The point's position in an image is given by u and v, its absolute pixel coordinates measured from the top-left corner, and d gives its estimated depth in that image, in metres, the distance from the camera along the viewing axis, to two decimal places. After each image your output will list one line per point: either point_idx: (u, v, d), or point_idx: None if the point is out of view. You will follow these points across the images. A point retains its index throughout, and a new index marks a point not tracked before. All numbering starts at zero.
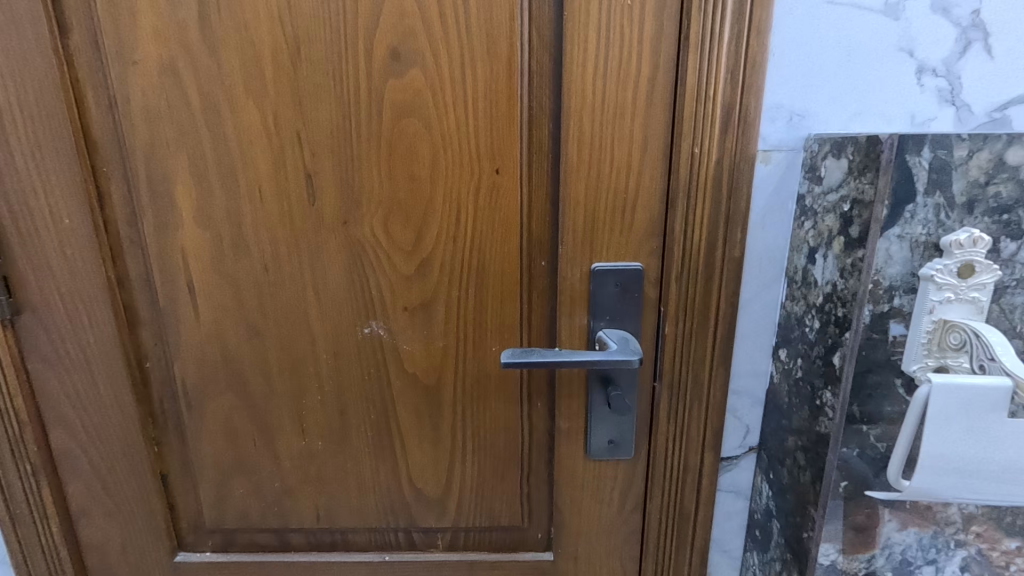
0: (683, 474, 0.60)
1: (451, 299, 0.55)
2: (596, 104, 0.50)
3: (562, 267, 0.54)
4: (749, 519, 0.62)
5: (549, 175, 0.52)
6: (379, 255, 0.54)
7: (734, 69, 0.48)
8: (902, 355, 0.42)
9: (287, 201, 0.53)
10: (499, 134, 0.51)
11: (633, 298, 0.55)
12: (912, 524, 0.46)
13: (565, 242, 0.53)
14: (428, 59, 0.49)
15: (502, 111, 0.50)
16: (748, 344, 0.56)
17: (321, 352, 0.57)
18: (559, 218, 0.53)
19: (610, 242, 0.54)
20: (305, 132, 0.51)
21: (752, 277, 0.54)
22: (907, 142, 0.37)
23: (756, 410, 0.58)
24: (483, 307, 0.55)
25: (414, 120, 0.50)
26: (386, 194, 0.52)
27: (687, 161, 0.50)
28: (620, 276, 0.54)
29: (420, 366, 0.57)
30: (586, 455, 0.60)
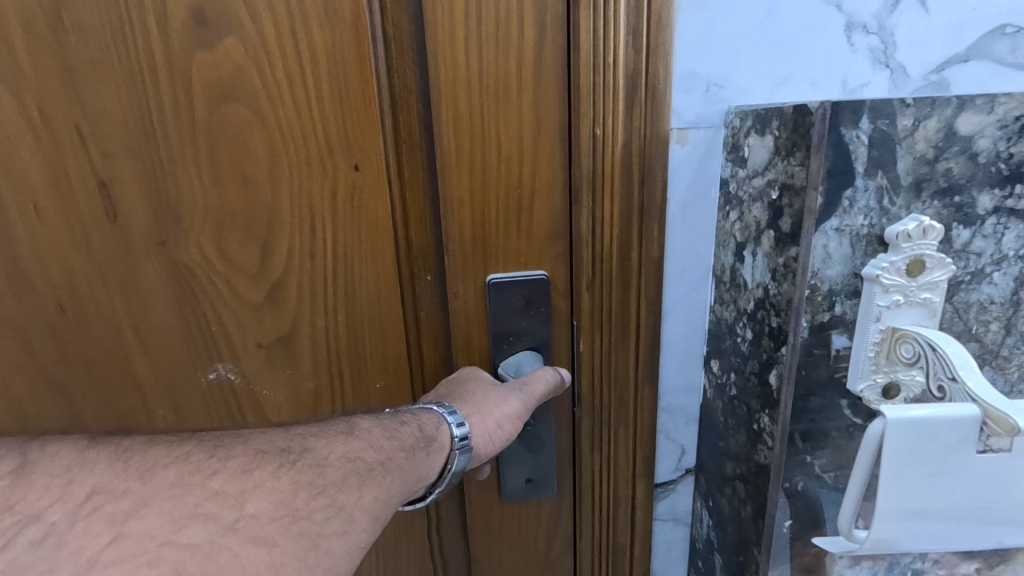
0: (614, 509, 0.52)
1: (316, 331, 0.44)
2: (472, 78, 0.40)
3: (452, 283, 0.45)
4: (690, 547, 0.55)
5: (425, 169, 0.42)
6: (213, 284, 0.42)
7: (636, 29, 0.39)
8: (847, 372, 0.34)
9: (77, 219, 0.40)
10: (352, 121, 0.40)
11: (539, 313, 0.46)
12: (865, 559, 0.40)
13: (452, 252, 0.44)
14: (244, 20, 0.36)
15: (355, 92, 0.39)
16: (675, 356, 0.48)
17: (157, 409, 0.45)
18: (442, 222, 0.43)
19: (507, 249, 0.44)
20: (88, 126, 0.38)
21: (675, 279, 0.46)
22: (842, 112, 0.29)
23: (691, 428, 0.51)
24: (359, 336, 0.45)
25: (236, 105, 0.38)
26: (212, 204, 0.40)
27: (590, 145, 0.41)
28: (522, 288, 0.45)
29: (288, 415, 0.47)
30: (501, 497, 0.52)
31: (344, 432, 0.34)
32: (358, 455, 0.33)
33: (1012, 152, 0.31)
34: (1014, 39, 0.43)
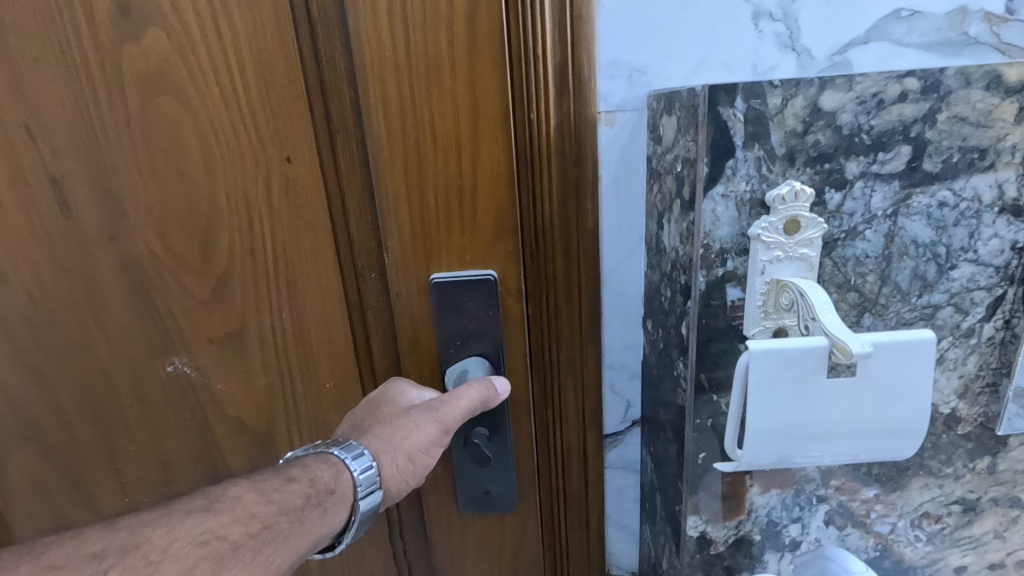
0: (567, 459, 0.58)
1: (261, 327, 0.50)
2: (400, 71, 0.43)
3: (393, 280, 0.49)
4: (641, 492, 0.61)
5: (359, 159, 0.46)
6: (167, 279, 0.48)
7: (562, 22, 0.44)
8: (743, 319, 0.40)
9: (35, 210, 0.46)
10: (292, 121, 0.44)
11: (491, 314, 0.49)
12: (774, 486, 0.45)
13: (394, 251, 0.48)
14: (173, 20, 0.41)
15: (297, 91, 0.44)
16: (616, 317, 0.54)
17: (128, 389, 0.52)
18: (381, 217, 0.47)
19: (448, 243, 0.48)
20: (34, 124, 0.44)
21: (611, 247, 0.52)
22: (718, 93, 0.35)
23: (634, 383, 0.56)
24: (311, 320, 0.50)
25: (165, 96, 0.43)
26: (148, 190, 0.46)
27: (525, 128, 0.45)
28: (468, 289, 0.49)
29: (243, 408, 0.53)
30: (460, 508, 0.58)
31: (201, 509, 0.36)
32: (220, 535, 0.35)
33: (872, 124, 0.36)
34: (910, 21, 0.47)
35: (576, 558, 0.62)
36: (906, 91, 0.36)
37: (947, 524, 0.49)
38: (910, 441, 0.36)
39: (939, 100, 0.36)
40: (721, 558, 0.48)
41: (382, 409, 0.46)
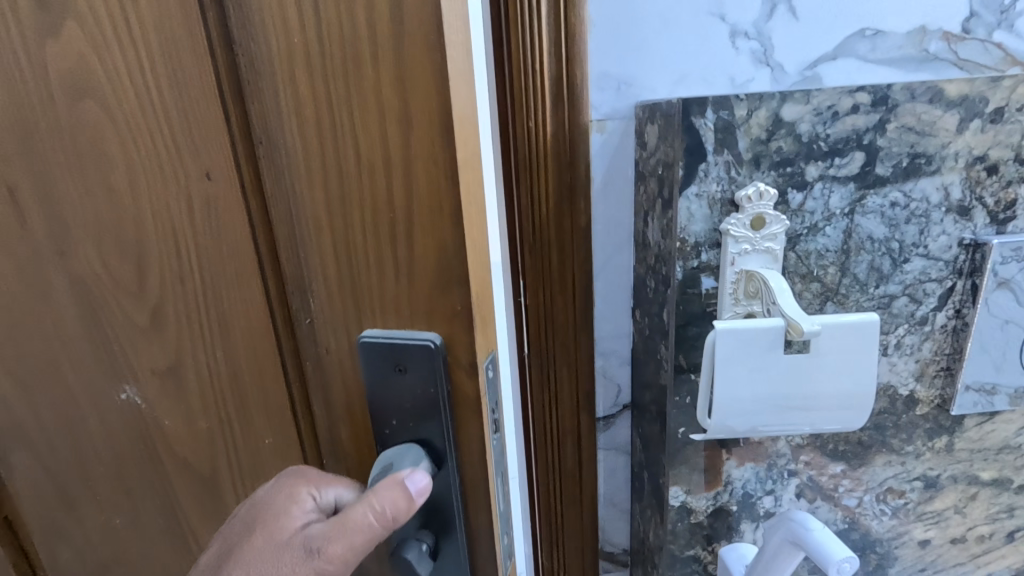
0: (562, 439, 0.62)
1: (201, 365, 0.36)
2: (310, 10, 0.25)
3: (321, 335, 0.33)
4: (631, 472, 0.66)
5: (272, 160, 0.29)
6: (111, 300, 0.36)
7: (557, 41, 0.49)
8: (716, 306, 0.44)
9: None
10: (191, 113, 0.29)
11: (425, 393, 0.31)
12: (748, 460, 0.50)
13: (319, 295, 0.31)
14: None
15: (164, 39, 0.28)
16: (607, 308, 0.59)
17: None
18: (302, 246, 0.30)
19: (392, 292, 0.30)
20: None
21: (603, 243, 0.56)
22: (690, 106, 0.40)
23: (624, 369, 0.61)
24: (240, 375, 0.36)
25: None
26: None
27: (524, 136, 0.51)
28: (400, 353, 0.30)
29: None
30: None
31: None
32: None
33: (829, 133, 0.41)
34: (874, 40, 0.52)
35: (571, 534, 0.67)
36: (857, 104, 0.40)
37: (911, 499, 0.53)
38: (856, 412, 0.41)
39: (888, 112, 0.41)
40: (702, 527, 0.53)
41: (261, 535, 0.32)
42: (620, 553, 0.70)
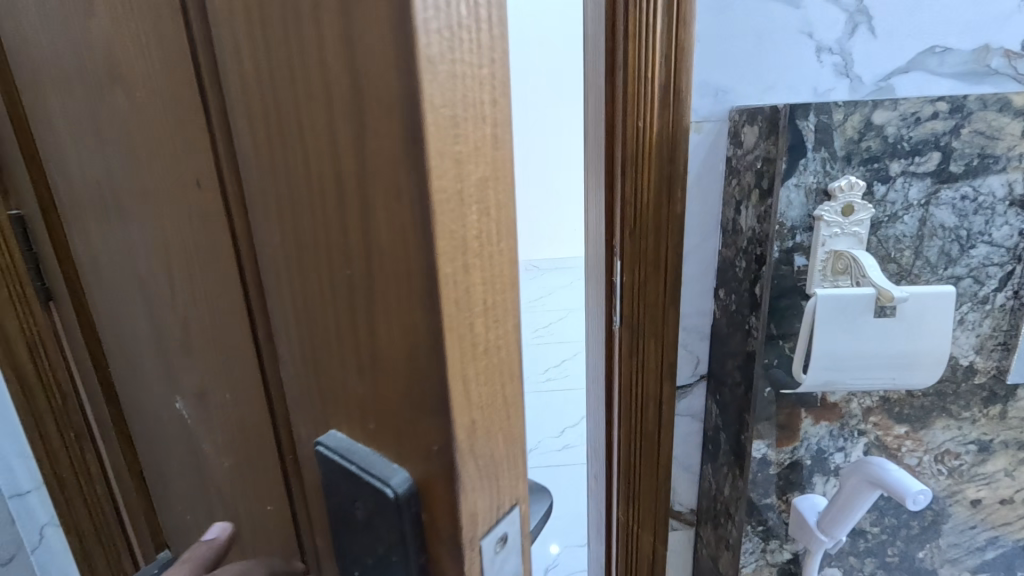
0: (646, 404, 0.70)
1: (219, 393, 0.39)
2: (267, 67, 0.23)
3: (291, 402, 0.31)
4: (703, 437, 0.73)
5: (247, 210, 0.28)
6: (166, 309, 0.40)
7: (668, 53, 0.57)
8: (806, 281, 0.52)
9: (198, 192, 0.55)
10: (193, 145, 0.30)
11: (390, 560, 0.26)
12: (823, 419, 0.58)
13: (289, 362, 0.30)
14: None
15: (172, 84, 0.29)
16: (692, 287, 0.67)
17: None
18: (274, 308, 0.29)
19: (349, 387, 0.26)
20: None
21: (693, 229, 0.64)
22: (796, 111, 0.48)
23: (704, 343, 0.69)
24: (244, 411, 0.37)
25: None
26: None
27: (633, 134, 0.60)
28: (359, 494, 0.26)
29: None
30: None
31: None
32: None
33: (911, 135, 0.49)
34: (942, 56, 0.59)
35: (647, 492, 0.74)
36: (937, 111, 0.48)
37: (965, 461, 0.60)
38: (930, 372, 0.49)
39: (963, 119, 0.48)
40: (779, 478, 0.60)
41: None
42: (687, 514, 0.77)
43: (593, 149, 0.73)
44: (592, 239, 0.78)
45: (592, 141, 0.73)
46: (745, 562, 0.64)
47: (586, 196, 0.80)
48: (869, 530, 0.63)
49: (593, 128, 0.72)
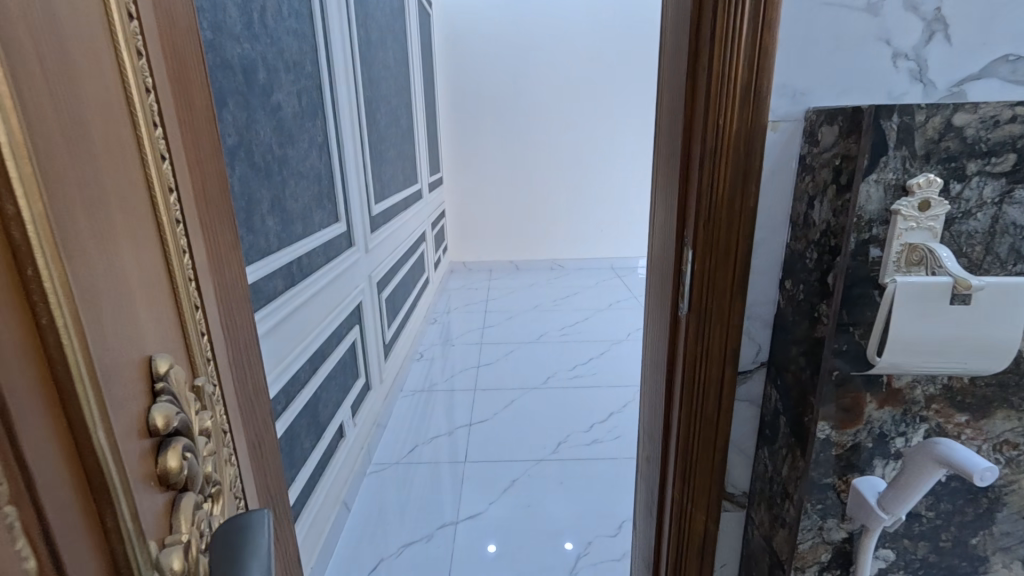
0: (707, 387, 0.74)
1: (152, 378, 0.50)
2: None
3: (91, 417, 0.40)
4: (759, 422, 0.77)
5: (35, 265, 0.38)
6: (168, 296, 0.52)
7: (752, 56, 0.61)
8: (879, 271, 0.56)
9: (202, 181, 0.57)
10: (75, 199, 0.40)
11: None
12: (887, 403, 0.61)
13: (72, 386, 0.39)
14: None
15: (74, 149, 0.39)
16: (759, 277, 0.70)
17: None
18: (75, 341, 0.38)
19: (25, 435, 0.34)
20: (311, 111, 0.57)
21: (763, 222, 0.68)
22: (881, 112, 0.51)
23: (766, 331, 0.73)
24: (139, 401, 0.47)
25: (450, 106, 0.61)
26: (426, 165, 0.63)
27: (713, 130, 0.64)
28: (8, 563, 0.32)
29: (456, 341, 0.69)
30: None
31: None
32: None
33: (989, 137, 0.52)
34: (1014, 64, 0.62)
35: (702, 473, 0.78)
36: (1016, 115, 0.51)
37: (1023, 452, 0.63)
38: (1001, 353, 0.56)
39: None
40: (840, 459, 0.64)
41: None
42: (739, 495, 0.81)
43: (666, 146, 0.78)
44: (659, 231, 0.83)
45: (666, 138, 0.78)
46: (802, 540, 0.67)
47: (653, 191, 0.85)
48: (925, 514, 0.66)
49: (667, 126, 0.77)
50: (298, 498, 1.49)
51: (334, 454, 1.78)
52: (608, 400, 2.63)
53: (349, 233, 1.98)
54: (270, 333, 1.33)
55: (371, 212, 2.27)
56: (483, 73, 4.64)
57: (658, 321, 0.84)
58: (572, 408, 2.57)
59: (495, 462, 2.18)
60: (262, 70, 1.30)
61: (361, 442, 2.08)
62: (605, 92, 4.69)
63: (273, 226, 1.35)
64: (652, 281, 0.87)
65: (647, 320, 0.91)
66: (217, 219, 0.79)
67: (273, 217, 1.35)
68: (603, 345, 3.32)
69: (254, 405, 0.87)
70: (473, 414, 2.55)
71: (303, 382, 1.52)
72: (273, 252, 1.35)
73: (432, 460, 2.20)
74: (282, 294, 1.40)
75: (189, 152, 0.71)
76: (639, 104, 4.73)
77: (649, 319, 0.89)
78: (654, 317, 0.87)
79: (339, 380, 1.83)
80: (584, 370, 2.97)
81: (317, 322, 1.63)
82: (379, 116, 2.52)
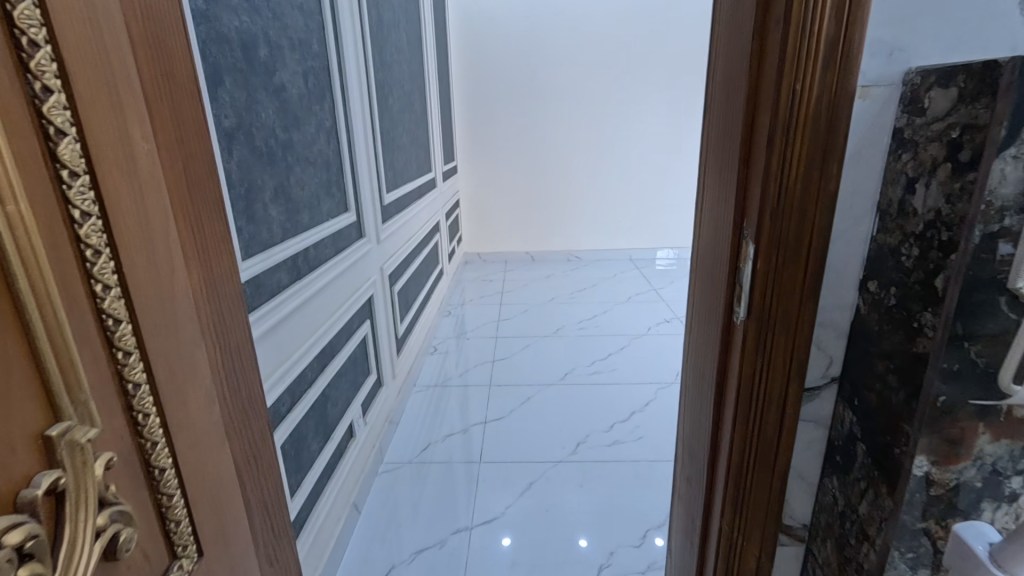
0: (767, 405, 0.63)
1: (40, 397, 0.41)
2: None
3: None
4: (826, 446, 0.66)
5: None
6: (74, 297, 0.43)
7: (842, 2, 0.49)
8: (1009, 273, 0.46)
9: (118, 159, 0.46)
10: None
11: None
12: (1006, 436, 0.50)
13: None
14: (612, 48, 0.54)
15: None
16: (835, 278, 0.59)
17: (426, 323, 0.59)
18: None
19: None
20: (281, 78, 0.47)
21: (844, 212, 0.56)
22: None
23: (840, 341, 0.61)
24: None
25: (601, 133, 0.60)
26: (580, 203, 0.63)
27: (788, 98, 0.52)
28: None
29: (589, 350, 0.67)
30: None
31: None
32: None
33: None
34: None
35: (758, 504, 0.67)
36: None
37: None
38: None
39: None
40: (940, 500, 0.53)
41: None
42: (799, 528, 0.70)
43: (719, 122, 0.66)
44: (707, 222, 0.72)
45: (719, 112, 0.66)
46: None
47: (701, 174, 0.74)
48: None
49: (722, 97, 0.65)
50: (306, 502, 1.42)
51: (344, 455, 1.71)
52: (628, 397, 2.52)
53: (360, 223, 1.89)
54: (275, 330, 1.25)
55: (383, 201, 2.18)
56: (500, 58, 4.50)
57: (703, 324, 0.73)
58: (591, 406, 2.47)
59: (512, 463, 2.09)
60: (263, 47, 1.20)
61: (372, 440, 2.01)
62: (626, 78, 4.52)
63: (278, 216, 1.26)
64: (698, 278, 0.76)
65: (688, 323, 0.80)
66: (206, 210, 0.71)
67: (278, 205, 1.26)
68: (623, 339, 3.20)
69: (248, 414, 0.79)
70: (488, 411, 2.47)
71: (310, 380, 1.44)
72: (278, 244, 1.27)
73: (446, 459, 2.12)
74: (287, 289, 1.31)
75: (171, 132, 0.63)
76: (661, 89, 4.55)
77: (692, 321, 0.79)
78: (697, 319, 0.76)
79: (350, 378, 1.75)
80: (603, 366, 2.87)
81: (325, 318, 1.54)
82: (391, 101, 2.41)
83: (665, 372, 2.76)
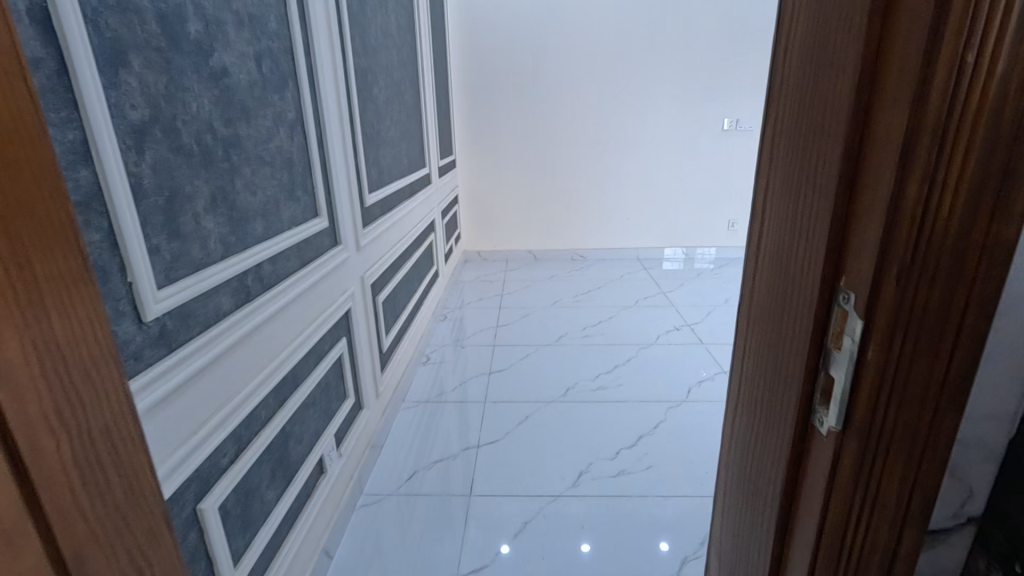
0: (868, 561, 0.41)
1: None
2: None
3: None
4: None
5: None
6: None
7: None
8: None
9: None
10: None
11: None
12: None
13: None
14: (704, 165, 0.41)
15: None
16: (996, 378, 0.36)
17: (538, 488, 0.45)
18: None
19: None
20: None
21: (1018, 274, 0.34)
22: None
23: (990, 468, 0.39)
24: None
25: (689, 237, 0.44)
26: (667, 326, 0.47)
27: (951, 80, 0.29)
28: None
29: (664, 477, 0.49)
30: None
31: None
32: None
33: None
34: None
35: None
36: None
37: None
38: None
39: None
40: None
41: None
42: None
43: (789, 127, 0.44)
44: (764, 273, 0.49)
45: (788, 112, 0.44)
46: None
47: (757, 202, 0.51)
48: None
49: (796, 88, 0.42)
50: (258, 563, 1.20)
51: (311, 494, 1.50)
52: (635, 418, 2.31)
53: (334, 229, 1.67)
54: (215, 366, 1.04)
55: (364, 203, 1.96)
56: (501, 46, 4.24)
57: (757, 420, 0.51)
58: (595, 427, 2.25)
59: (506, 496, 1.88)
60: (194, 22, 0.98)
61: (349, 470, 1.80)
62: (635, 68, 4.27)
63: (217, 228, 1.05)
64: (746, 349, 0.53)
65: (729, 407, 0.58)
66: (55, 241, 0.48)
67: (218, 216, 1.05)
68: (629, 349, 2.98)
69: (122, 520, 0.57)
70: (482, 431, 2.26)
71: (265, 418, 1.23)
72: (222, 262, 1.06)
73: (433, 490, 1.91)
74: (232, 315, 1.09)
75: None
76: (672, 80, 4.30)
77: (735, 406, 0.56)
78: (746, 407, 0.53)
79: (319, 407, 1.54)
80: (608, 380, 2.64)
81: (286, 342, 1.33)
82: (376, 91, 2.18)
83: (675, 389, 2.54)
